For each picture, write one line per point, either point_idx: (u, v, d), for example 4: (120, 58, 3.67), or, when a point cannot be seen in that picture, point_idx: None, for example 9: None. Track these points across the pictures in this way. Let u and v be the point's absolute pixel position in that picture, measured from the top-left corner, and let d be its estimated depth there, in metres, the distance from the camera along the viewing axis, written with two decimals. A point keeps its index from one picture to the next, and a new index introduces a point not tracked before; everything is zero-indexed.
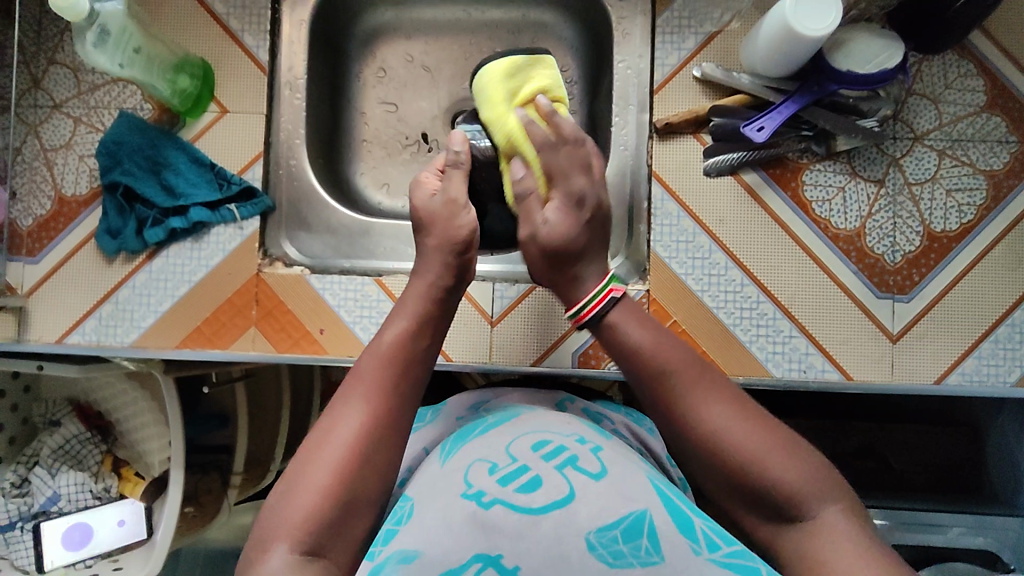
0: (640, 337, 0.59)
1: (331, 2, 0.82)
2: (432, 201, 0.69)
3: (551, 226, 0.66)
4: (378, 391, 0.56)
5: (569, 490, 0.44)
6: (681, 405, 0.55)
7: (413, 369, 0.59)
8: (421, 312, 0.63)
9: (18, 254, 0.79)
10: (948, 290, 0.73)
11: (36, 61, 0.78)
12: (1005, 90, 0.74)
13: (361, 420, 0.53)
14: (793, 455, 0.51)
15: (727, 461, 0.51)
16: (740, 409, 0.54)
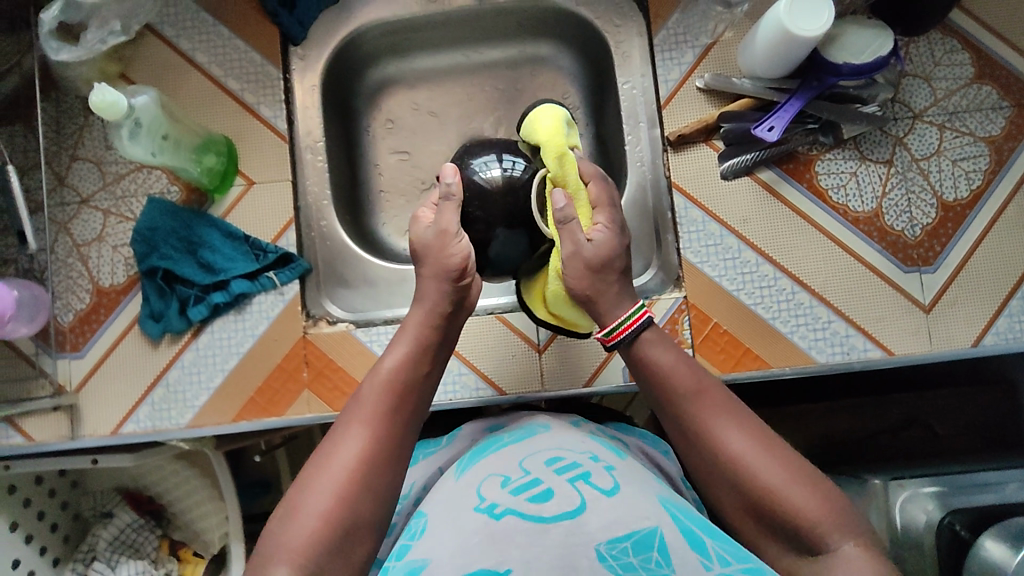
0: (671, 359, 0.60)
1: (337, 65, 0.85)
2: (426, 233, 0.67)
3: (596, 245, 0.64)
4: (379, 419, 0.57)
5: (580, 503, 0.48)
6: (706, 431, 0.56)
7: (413, 396, 0.60)
8: (422, 336, 0.63)
9: (63, 351, 0.79)
10: (969, 255, 0.76)
11: (59, 160, 0.80)
12: (991, 60, 0.78)
13: (360, 445, 0.55)
14: (813, 487, 0.52)
15: (748, 487, 0.53)
16: (761, 438, 0.55)
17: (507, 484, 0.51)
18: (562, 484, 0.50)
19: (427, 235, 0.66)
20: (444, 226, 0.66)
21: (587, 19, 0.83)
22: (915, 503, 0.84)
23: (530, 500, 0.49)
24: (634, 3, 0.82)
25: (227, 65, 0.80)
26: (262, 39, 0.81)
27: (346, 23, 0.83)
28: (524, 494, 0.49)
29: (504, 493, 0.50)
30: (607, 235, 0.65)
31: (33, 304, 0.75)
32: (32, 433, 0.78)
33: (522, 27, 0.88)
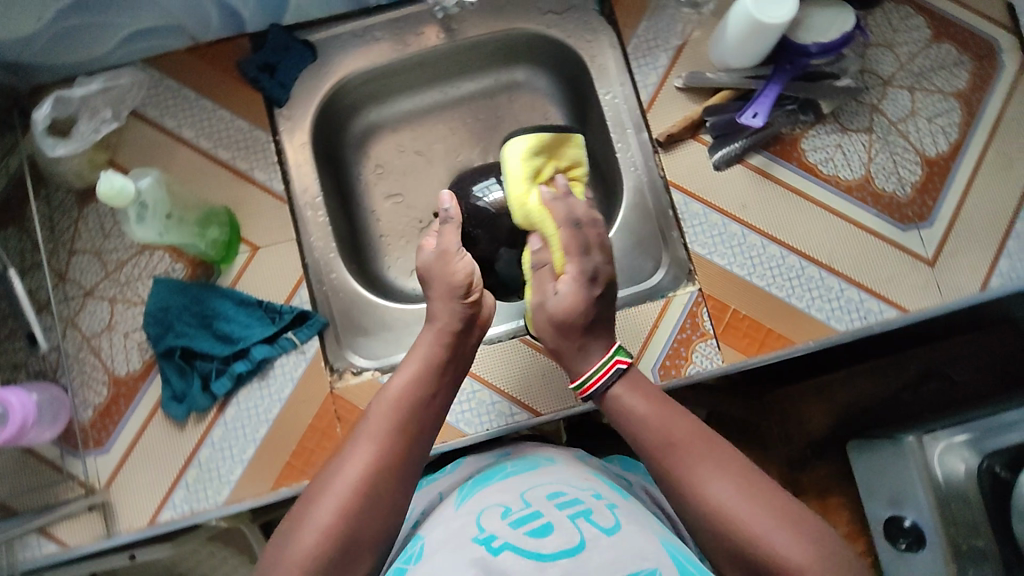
0: (645, 408, 0.61)
1: (323, 120, 0.86)
2: (428, 256, 0.71)
3: (558, 299, 0.66)
4: (386, 440, 0.59)
5: (580, 542, 0.49)
6: (685, 479, 0.56)
7: (419, 420, 0.61)
8: (430, 357, 0.65)
9: (88, 449, 0.76)
10: (961, 205, 0.79)
11: (57, 256, 0.79)
12: (943, 21, 0.83)
13: (368, 460, 0.56)
14: (801, 535, 0.50)
15: (732, 537, 0.52)
16: (744, 485, 0.54)
17: (507, 517, 0.52)
18: (563, 521, 0.51)
19: (429, 255, 0.71)
20: (446, 245, 0.70)
21: (559, 39, 0.85)
22: (952, 453, 0.84)
23: (529, 535, 0.49)
24: (602, 18, 0.85)
25: (215, 137, 0.81)
26: (247, 107, 0.82)
27: (326, 78, 0.84)
28: (524, 530, 0.50)
29: (503, 527, 0.51)
30: (570, 290, 0.66)
31: (54, 404, 0.74)
32: (66, 539, 0.74)
33: (496, 57, 0.90)
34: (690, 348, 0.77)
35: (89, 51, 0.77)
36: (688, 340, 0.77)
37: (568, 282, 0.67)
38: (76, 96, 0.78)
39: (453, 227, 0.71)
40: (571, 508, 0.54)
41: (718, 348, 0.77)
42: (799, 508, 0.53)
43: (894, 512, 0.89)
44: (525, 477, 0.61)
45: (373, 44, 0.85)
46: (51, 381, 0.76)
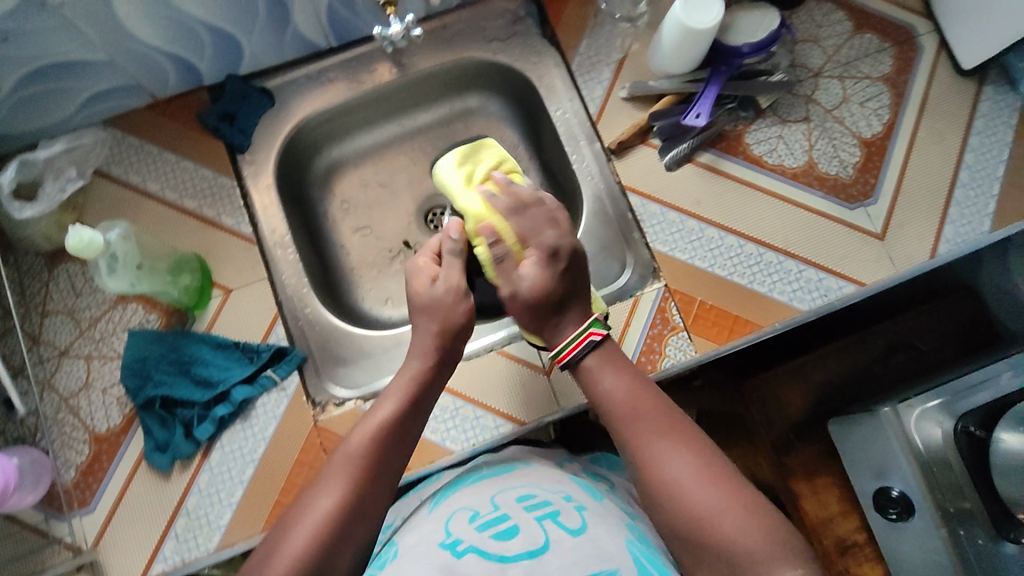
0: (615, 385, 0.69)
1: (285, 161, 0.89)
2: (433, 289, 0.74)
3: (529, 279, 0.73)
4: (359, 475, 0.61)
5: (543, 543, 0.55)
6: (646, 455, 0.63)
7: (391, 454, 0.64)
8: (406, 393, 0.68)
9: (73, 510, 0.75)
10: (901, 180, 0.83)
11: (29, 319, 0.79)
12: (862, 13, 0.88)
13: (339, 493, 0.60)
14: (747, 515, 0.57)
15: (684, 511, 0.59)
16: (699, 466, 0.61)
17: (475, 521, 0.59)
18: (530, 524, 0.57)
19: (435, 289, 0.74)
20: (453, 283, 0.75)
21: (507, 64, 0.89)
22: (927, 419, 0.90)
23: (493, 538, 0.56)
24: (545, 40, 0.88)
25: (180, 188, 0.82)
26: (210, 156, 0.83)
27: (286, 121, 0.87)
28: (490, 532, 0.57)
29: (471, 532, 0.57)
30: (536, 270, 0.73)
31: (35, 468, 0.74)
32: None
33: (449, 86, 0.94)
34: (663, 342, 0.79)
35: (50, 116, 0.79)
36: (660, 335, 0.80)
37: (532, 264, 0.74)
38: (40, 158, 0.79)
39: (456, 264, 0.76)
40: (539, 510, 0.60)
41: (689, 339, 0.79)
42: (749, 492, 0.60)
43: (880, 484, 0.93)
44: (498, 479, 0.67)
45: (329, 85, 0.88)
46: (31, 445, 0.76)
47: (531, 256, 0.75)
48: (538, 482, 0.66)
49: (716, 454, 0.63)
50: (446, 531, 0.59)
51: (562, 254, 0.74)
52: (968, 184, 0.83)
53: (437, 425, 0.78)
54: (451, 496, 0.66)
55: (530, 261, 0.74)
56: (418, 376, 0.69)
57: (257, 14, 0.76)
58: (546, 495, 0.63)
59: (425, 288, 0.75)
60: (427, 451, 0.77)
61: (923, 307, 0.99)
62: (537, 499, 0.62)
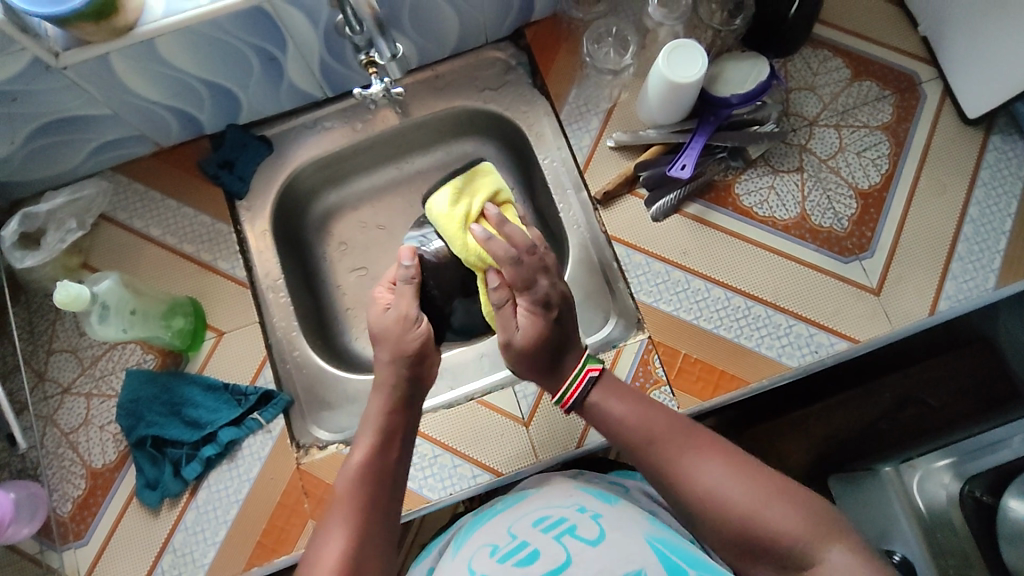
0: (623, 411, 0.67)
1: (283, 206, 0.92)
2: (386, 317, 0.74)
3: (522, 331, 0.71)
4: (355, 518, 0.61)
5: (567, 559, 0.57)
6: (677, 468, 0.62)
7: (381, 489, 0.64)
8: (383, 425, 0.67)
9: (68, 542, 0.78)
10: (899, 233, 0.80)
11: (37, 356, 0.83)
12: (862, 60, 0.86)
13: (345, 541, 0.59)
14: (789, 503, 0.58)
15: (728, 513, 0.59)
16: (730, 466, 0.61)
17: (497, 554, 0.60)
18: (549, 544, 0.59)
19: (388, 317, 0.73)
20: (403, 310, 0.74)
21: (498, 112, 0.90)
22: (931, 480, 0.88)
23: (517, 566, 0.57)
24: (535, 90, 0.90)
25: (181, 233, 0.86)
26: (208, 202, 0.87)
27: (282, 169, 0.90)
28: (512, 561, 0.58)
29: (493, 566, 0.58)
30: (531, 320, 0.71)
31: (32, 502, 0.77)
32: None
33: (443, 133, 0.95)
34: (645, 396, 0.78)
35: (61, 165, 0.84)
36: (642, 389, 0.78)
37: (525, 313, 0.72)
38: (44, 210, 0.84)
39: (412, 287, 0.75)
40: (557, 528, 0.61)
41: (673, 395, 0.78)
42: (779, 475, 0.61)
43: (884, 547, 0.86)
44: (511, 512, 0.67)
45: (325, 133, 0.91)
46: (32, 479, 0.79)
47: (523, 305, 0.72)
48: (549, 500, 0.66)
49: (738, 448, 0.64)
50: (469, 569, 0.59)
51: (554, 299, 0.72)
52: (973, 237, 0.80)
53: (415, 471, 0.78)
54: (472, 534, 0.66)
55: (526, 308, 0.72)
56: (383, 408, 0.69)
57: (252, 70, 0.80)
58: (559, 512, 0.64)
59: (378, 316, 0.74)
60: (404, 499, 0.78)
61: (937, 359, 0.89)
62: (552, 518, 0.63)
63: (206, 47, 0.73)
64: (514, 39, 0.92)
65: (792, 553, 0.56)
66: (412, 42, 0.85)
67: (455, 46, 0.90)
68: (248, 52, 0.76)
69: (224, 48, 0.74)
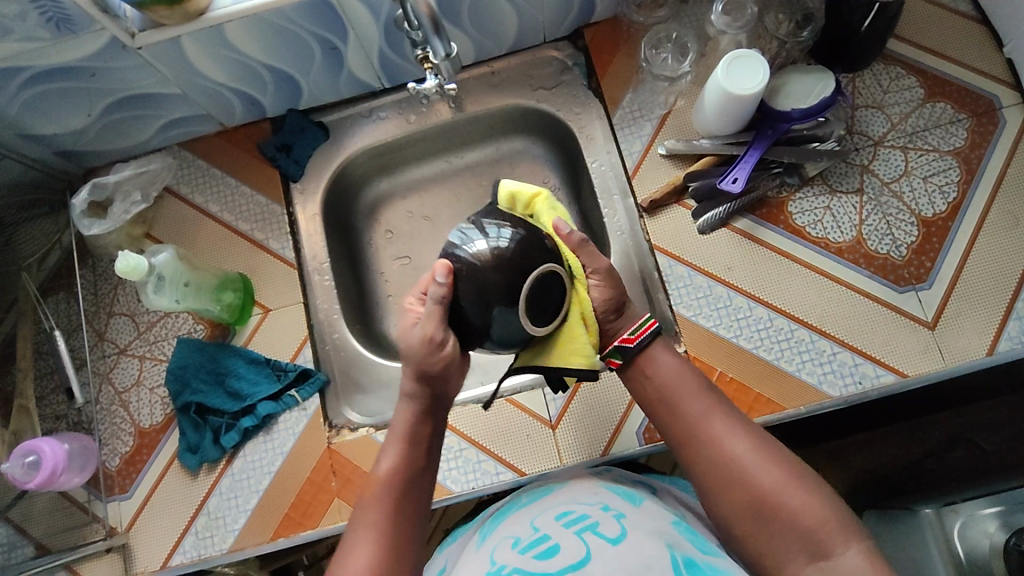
0: (673, 364, 0.67)
1: (335, 191, 0.94)
2: (414, 332, 0.67)
3: None
4: (383, 524, 0.61)
5: (585, 554, 0.56)
6: (706, 436, 0.62)
7: (408, 495, 0.64)
8: (404, 438, 0.67)
9: (113, 494, 0.83)
10: (962, 266, 0.76)
11: (99, 318, 0.88)
12: (938, 79, 0.82)
13: (371, 548, 0.59)
14: (812, 489, 0.57)
15: (749, 489, 0.58)
16: (760, 443, 0.61)
17: (518, 546, 0.60)
18: (569, 539, 0.58)
19: (414, 333, 0.66)
20: (429, 331, 0.66)
21: (550, 112, 0.91)
22: (974, 527, 0.81)
23: (537, 559, 0.57)
24: (589, 91, 0.90)
25: (237, 211, 0.89)
26: (265, 183, 0.90)
27: (336, 155, 0.92)
28: (532, 553, 0.58)
29: (513, 556, 0.58)
30: None
31: (83, 453, 0.82)
32: None
33: (495, 128, 0.96)
34: None
35: (131, 139, 0.88)
36: None
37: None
38: (110, 182, 0.89)
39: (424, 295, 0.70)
40: (578, 524, 0.61)
41: None
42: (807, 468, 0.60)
43: None
44: (537, 504, 0.67)
45: (380, 122, 0.93)
46: (86, 432, 0.84)
47: None
48: (574, 497, 0.66)
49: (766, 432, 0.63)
50: (491, 560, 0.59)
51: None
52: None
53: (441, 463, 0.79)
54: (497, 527, 0.66)
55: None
56: (409, 419, 0.68)
57: (314, 58, 0.82)
58: (583, 509, 0.63)
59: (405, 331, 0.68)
60: None
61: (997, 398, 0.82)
62: (575, 514, 0.62)
63: (270, 34, 0.75)
64: (572, 39, 0.92)
65: (807, 539, 0.55)
66: (470, 37, 0.86)
67: (513, 44, 0.90)
68: (310, 41, 0.79)
69: (287, 35, 0.77)
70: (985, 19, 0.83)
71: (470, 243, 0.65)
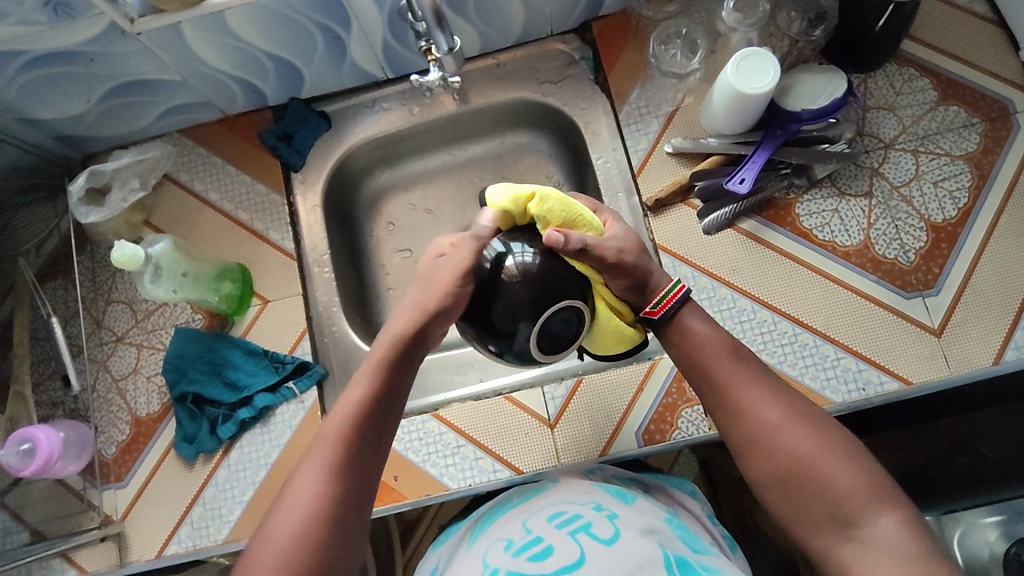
0: (704, 328, 0.63)
1: (337, 181, 0.93)
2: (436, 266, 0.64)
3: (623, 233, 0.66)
4: (337, 465, 0.58)
5: (580, 555, 0.56)
6: (738, 399, 0.59)
7: (366, 452, 0.60)
8: (382, 371, 0.62)
9: (108, 482, 0.82)
10: (971, 272, 0.75)
11: (96, 305, 0.88)
12: (952, 82, 0.80)
13: (317, 488, 0.57)
14: (845, 456, 0.56)
15: (780, 455, 0.57)
16: (794, 408, 0.58)
17: (510, 549, 0.59)
18: (563, 540, 0.58)
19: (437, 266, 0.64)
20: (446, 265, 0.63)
21: (556, 106, 0.89)
22: (974, 535, 0.81)
23: (531, 560, 0.57)
24: (596, 86, 0.88)
25: (237, 200, 0.88)
26: (265, 172, 0.89)
27: (339, 145, 0.91)
28: (526, 556, 0.57)
29: (507, 559, 0.58)
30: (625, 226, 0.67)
31: (79, 441, 0.82)
32: (84, 565, 0.80)
33: (499, 122, 0.94)
34: (676, 413, 0.78)
35: (131, 125, 0.87)
36: (674, 405, 0.78)
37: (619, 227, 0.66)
38: (108, 169, 0.88)
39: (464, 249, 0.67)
40: (571, 524, 0.60)
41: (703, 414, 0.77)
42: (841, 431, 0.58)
43: None
44: (529, 504, 0.66)
45: (383, 113, 0.92)
46: (82, 420, 0.84)
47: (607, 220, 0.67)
48: (566, 497, 0.65)
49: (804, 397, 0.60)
50: (483, 564, 0.59)
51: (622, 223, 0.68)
52: None
53: (438, 459, 0.79)
54: (488, 527, 0.66)
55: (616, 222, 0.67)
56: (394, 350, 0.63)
57: (317, 47, 0.81)
58: (576, 508, 0.63)
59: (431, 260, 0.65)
60: (425, 484, 0.78)
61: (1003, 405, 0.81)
62: (568, 514, 0.62)
63: (273, 21, 0.74)
64: (580, 32, 0.90)
65: (838, 506, 0.54)
66: (476, 29, 0.85)
67: (519, 36, 0.89)
68: (312, 29, 0.77)
69: (290, 24, 0.75)
70: (1002, 21, 0.81)
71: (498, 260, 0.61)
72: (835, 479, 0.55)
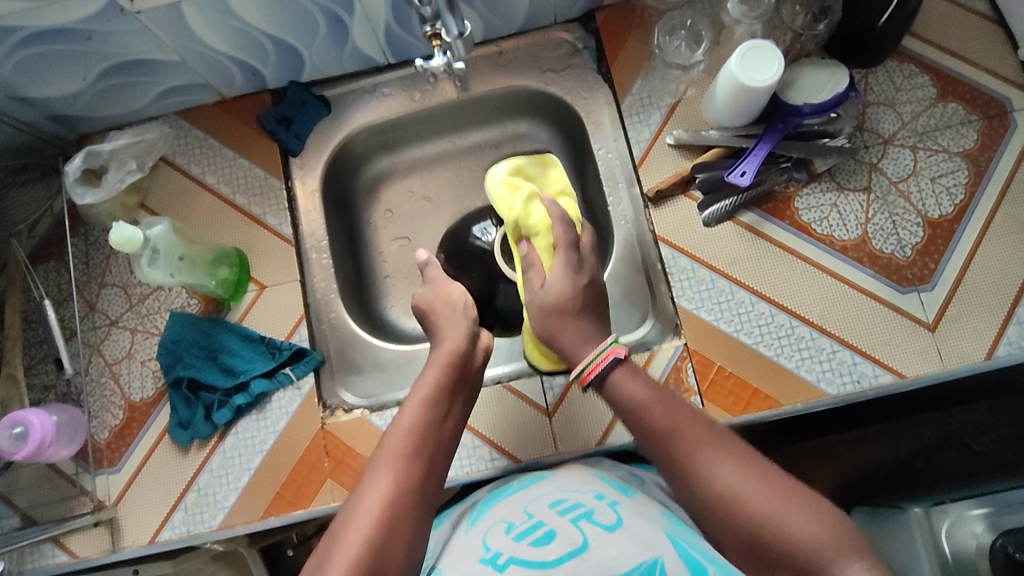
0: (645, 396, 0.63)
1: (336, 167, 0.92)
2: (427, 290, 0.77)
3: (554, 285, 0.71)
4: (403, 458, 0.59)
5: (584, 541, 0.54)
6: (690, 463, 0.58)
7: (428, 450, 0.62)
8: (438, 381, 0.67)
9: (101, 467, 0.82)
10: (965, 269, 0.76)
11: (89, 288, 0.87)
12: (951, 79, 0.81)
13: (390, 481, 0.57)
14: (810, 507, 0.53)
15: (742, 519, 0.54)
16: (750, 466, 0.56)
17: (511, 532, 0.58)
18: (566, 526, 0.57)
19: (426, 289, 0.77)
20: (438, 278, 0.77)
21: (557, 95, 0.89)
22: (962, 527, 0.84)
23: (532, 545, 0.55)
24: (599, 76, 0.88)
25: (235, 184, 0.87)
26: (263, 156, 0.88)
27: (339, 129, 0.90)
28: (526, 540, 0.56)
29: (508, 543, 0.57)
30: (563, 273, 0.72)
31: (72, 426, 0.81)
32: (76, 551, 0.79)
33: (500, 110, 0.94)
34: None
35: (128, 106, 0.86)
36: None
37: (560, 268, 0.72)
38: (106, 149, 0.86)
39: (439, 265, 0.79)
40: (573, 512, 0.59)
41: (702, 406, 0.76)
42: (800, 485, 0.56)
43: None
44: (529, 491, 0.66)
45: (383, 98, 0.91)
46: (75, 404, 0.83)
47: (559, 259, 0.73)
48: (568, 485, 0.65)
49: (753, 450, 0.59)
50: (483, 546, 0.58)
51: (589, 270, 0.74)
52: None
53: None
54: (488, 511, 0.66)
55: (559, 262, 0.73)
56: (445, 360, 0.68)
57: (318, 29, 0.80)
58: (577, 498, 0.62)
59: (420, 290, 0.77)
60: None
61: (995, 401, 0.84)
62: (569, 502, 0.61)
63: (275, 3, 0.73)
64: (583, 21, 0.90)
65: (808, 562, 0.51)
66: (479, 16, 0.84)
67: (523, 24, 0.88)
68: (315, 12, 0.76)
69: (293, 6, 0.74)
70: (1003, 20, 0.82)
71: (487, 235, 0.87)
72: (801, 534, 0.51)
